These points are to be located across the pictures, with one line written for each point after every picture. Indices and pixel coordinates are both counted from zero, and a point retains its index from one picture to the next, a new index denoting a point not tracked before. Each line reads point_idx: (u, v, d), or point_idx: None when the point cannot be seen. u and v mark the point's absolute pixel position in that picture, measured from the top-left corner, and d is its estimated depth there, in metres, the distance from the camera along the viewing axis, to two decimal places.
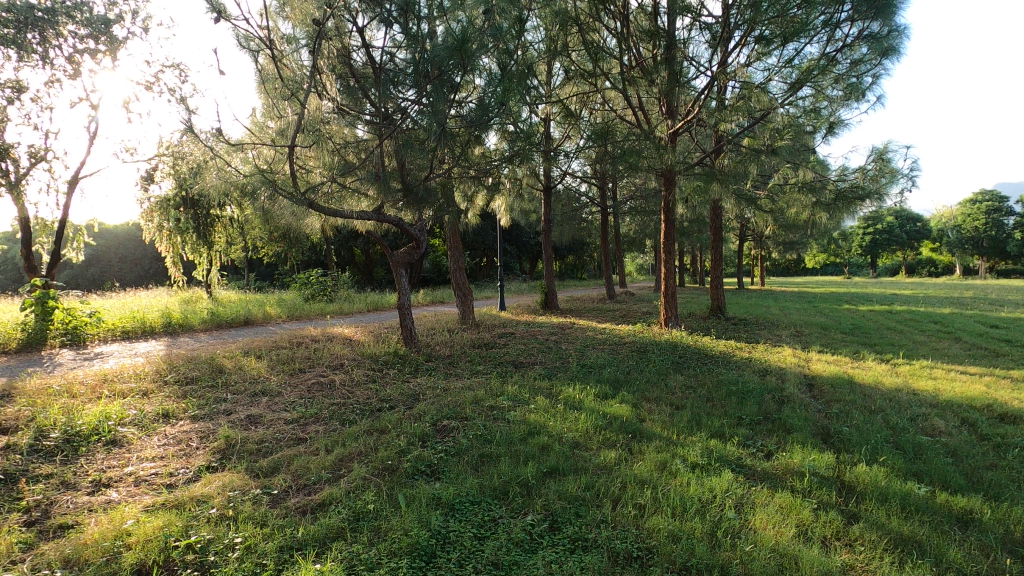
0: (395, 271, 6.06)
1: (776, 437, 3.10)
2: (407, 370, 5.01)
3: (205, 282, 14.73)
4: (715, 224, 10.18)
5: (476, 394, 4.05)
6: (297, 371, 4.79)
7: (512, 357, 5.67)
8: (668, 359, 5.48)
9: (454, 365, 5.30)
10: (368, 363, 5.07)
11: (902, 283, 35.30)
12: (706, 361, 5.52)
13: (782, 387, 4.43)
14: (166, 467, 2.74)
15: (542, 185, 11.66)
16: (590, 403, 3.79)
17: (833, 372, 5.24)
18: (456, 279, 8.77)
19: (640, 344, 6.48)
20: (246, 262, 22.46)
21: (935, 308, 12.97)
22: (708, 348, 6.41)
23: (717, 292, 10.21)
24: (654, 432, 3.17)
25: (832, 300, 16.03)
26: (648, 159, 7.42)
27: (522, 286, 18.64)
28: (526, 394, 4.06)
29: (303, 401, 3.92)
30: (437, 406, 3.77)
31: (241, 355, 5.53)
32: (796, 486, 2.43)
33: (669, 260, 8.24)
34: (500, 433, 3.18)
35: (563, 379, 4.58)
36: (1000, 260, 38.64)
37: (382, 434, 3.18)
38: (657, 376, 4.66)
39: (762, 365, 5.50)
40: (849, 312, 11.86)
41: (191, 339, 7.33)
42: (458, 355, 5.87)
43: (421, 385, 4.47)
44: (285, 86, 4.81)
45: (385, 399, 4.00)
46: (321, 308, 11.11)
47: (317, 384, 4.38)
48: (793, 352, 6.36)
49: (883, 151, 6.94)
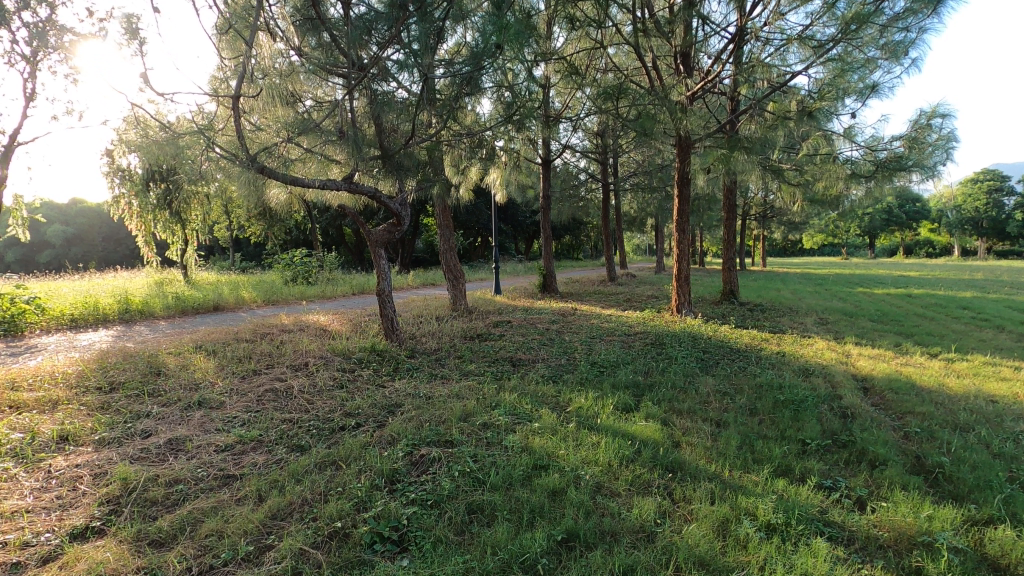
0: (373, 252, 5.20)
1: (862, 475, 2.34)
2: (385, 369, 4.22)
3: (181, 263, 13.82)
4: (728, 201, 9.37)
5: (465, 406, 3.27)
6: (250, 373, 3.98)
7: (509, 352, 4.88)
8: (691, 355, 4.71)
9: (441, 363, 4.52)
10: (338, 362, 4.27)
11: (901, 264, 34.77)
12: (734, 358, 4.76)
13: (835, 392, 3.68)
14: (21, 532, 1.93)
15: (540, 157, 10.77)
16: (608, 420, 3.01)
17: (883, 371, 4.50)
18: (447, 261, 7.94)
19: (654, 336, 5.70)
20: (229, 242, 21.54)
21: (953, 291, 12.26)
22: (731, 339, 5.65)
23: (729, 274, 9.44)
24: (699, 469, 2.40)
25: (840, 283, 15.33)
26: (662, 126, 6.56)
27: (517, 267, 17.83)
28: (527, 406, 3.28)
29: (247, 416, 3.12)
30: (416, 425, 2.98)
31: (193, 350, 4.70)
32: (928, 571, 1.67)
33: (683, 240, 7.42)
34: (496, 469, 2.40)
35: (570, 383, 3.81)
36: (999, 241, 38.18)
37: (339, 472, 2.39)
38: (682, 379, 3.90)
39: (799, 361, 4.75)
40: (865, 297, 11.15)
41: (146, 330, 6.47)
42: (447, 349, 5.07)
43: (399, 391, 3.68)
44: (232, 24, 3.91)
45: (352, 412, 3.21)
46: (301, 291, 10.28)
47: (270, 392, 3.57)
48: (828, 344, 5.61)
49: (931, 115, 6.01)
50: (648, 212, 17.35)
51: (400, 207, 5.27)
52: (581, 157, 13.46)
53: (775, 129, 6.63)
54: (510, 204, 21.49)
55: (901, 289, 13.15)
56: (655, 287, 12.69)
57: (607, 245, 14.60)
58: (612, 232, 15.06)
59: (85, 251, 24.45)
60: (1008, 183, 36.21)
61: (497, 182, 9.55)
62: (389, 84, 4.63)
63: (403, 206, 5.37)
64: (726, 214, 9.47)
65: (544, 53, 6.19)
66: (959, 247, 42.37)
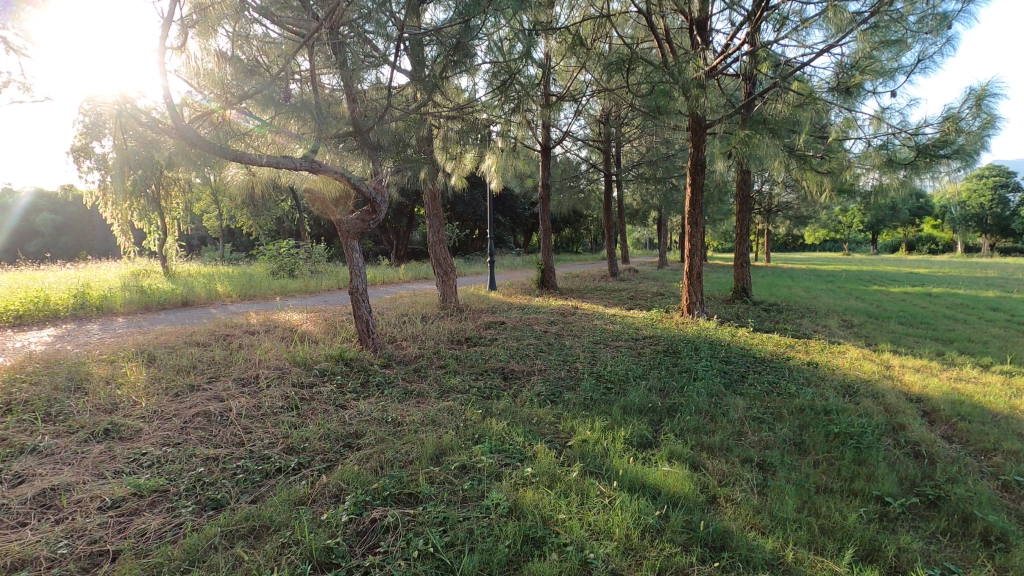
0: (345, 244, 4.50)
1: (983, 564, 1.68)
2: (352, 384, 3.55)
3: (160, 254, 13.09)
4: (741, 192, 8.69)
5: (441, 440, 2.60)
6: (187, 390, 3.29)
7: (500, 361, 4.20)
8: (712, 367, 4.04)
9: (420, 376, 3.84)
10: (297, 374, 3.60)
11: (904, 260, 34.20)
12: (761, 371, 4.10)
13: (893, 419, 3.03)
14: None
15: (539, 144, 10.05)
16: (622, 464, 2.34)
17: (936, 388, 3.84)
18: (436, 254, 7.26)
19: (666, 341, 5.04)
20: (217, 232, 20.81)
21: (971, 290, 11.63)
22: (753, 346, 4.98)
23: (742, 271, 8.78)
24: (754, 549, 1.74)
25: (850, 280, 14.70)
26: (677, 107, 5.87)
27: (515, 260, 17.15)
28: (519, 440, 2.62)
29: (160, 453, 2.44)
30: (374, 468, 2.31)
31: (130, 357, 4.00)
32: None
33: (696, 233, 6.73)
34: (471, 547, 1.73)
35: (572, 405, 3.14)
36: (1003, 237, 37.62)
37: (254, 550, 1.72)
38: (706, 400, 3.25)
39: (836, 375, 4.09)
40: (881, 296, 10.50)
41: (95, 329, 5.78)
42: (430, 357, 4.40)
43: (364, 414, 3.02)
44: None
45: (296, 447, 2.54)
46: (282, 285, 9.58)
47: (202, 415, 2.88)
48: (863, 353, 4.95)
49: (984, 92, 5.15)
50: (651, 205, 16.69)
51: (377, 194, 4.54)
52: (582, 146, 12.75)
53: (802, 109, 5.93)
54: (507, 195, 20.80)
55: (916, 287, 12.51)
56: (659, 283, 12.03)
57: (609, 238, 13.89)
58: (614, 224, 14.37)
59: (76, 241, 23.75)
60: (1015, 179, 35.59)
61: (493, 169, 8.86)
62: (365, 52, 3.97)
63: (382, 191, 4.63)
64: (739, 206, 8.78)
65: (545, 23, 5.51)
66: (962, 244, 41.82)
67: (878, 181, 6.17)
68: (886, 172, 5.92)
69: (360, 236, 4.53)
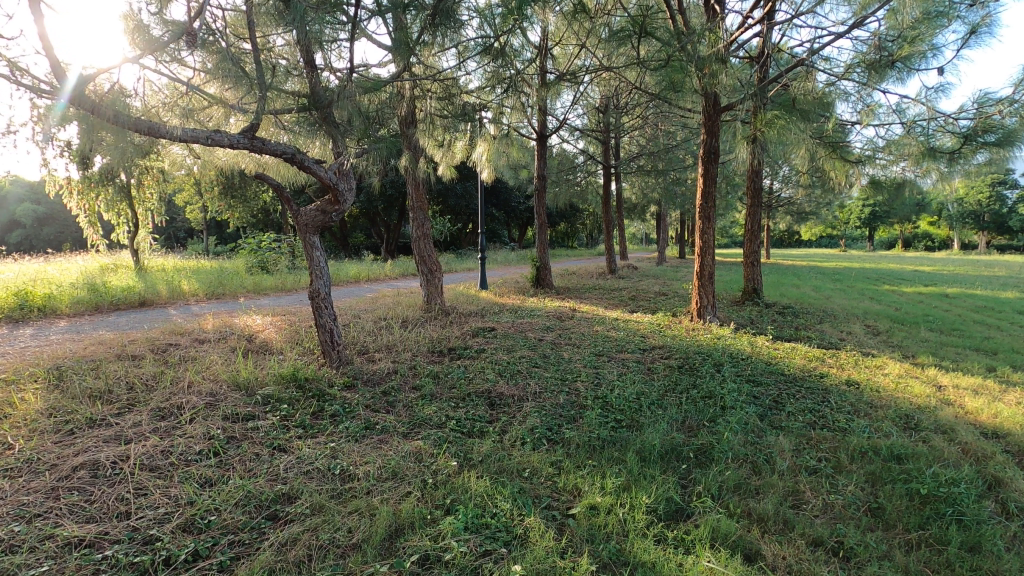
0: (303, 241, 3.78)
1: None
2: (301, 415, 2.86)
3: (131, 247, 12.29)
4: (752, 185, 8.05)
5: (399, 510, 1.93)
6: (85, 427, 2.57)
7: (487, 381, 3.53)
8: (740, 390, 3.39)
9: (388, 402, 3.17)
10: (233, 402, 2.90)
11: (899, 257, 33.89)
12: (794, 395, 3.46)
13: (982, 468, 2.39)
14: None
15: (534, 131, 9.35)
16: (646, 555, 1.67)
17: (1005, 416, 3.22)
18: (420, 250, 6.55)
19: (678, 354, 4.39)
20: (201, 224, 19.98)
21: (988, 291, 11.05)
22: (778, 360, 4.34)
23: (752, 270, 8.14)
24: None
25: (856, 279, 14.13)
26: (692, 87, 5.20)
27: (509, 256, 16.48)
28: (507, 508, 1.95)
29: (4, 533, 1.74)
30: (300, 565, 1.63)
31: (34, 376, 3.27)
32: None
33: (708, 229, 6.06)
34: None
35: (575, 449, 2.47)
36: (999, 235, 37.29)
37: None
38: (740, 440, 2.60)
39: (883, 400, 3.45)
40: (895, 297, 9.87)
41: (27, 335, 5.05)
42: (404, 376, 3.73)
43: (306, 462, 2.33)
44: None
45: (196, 524, 1.84)
46: (255, 282, 8.85)
47: (89, 468, 2.18)
48: (905, 369, 4.32)
49: None
50: (650, 199, 16.04)
51: (339, 179, 3.80)
52: (579, 136, 12.08)
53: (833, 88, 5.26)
54: (501, 187, 20.12)
55: (928, 287, 11.93)
56: (660, 282, 11.37)
57: (607, 233, 13.20)
58: (612, 219, 13.70)
59: (58, 232, 22.83)
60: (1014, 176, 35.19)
61: (484, 158, 8.16)
62: (337, 23, 3.41)
63: (348, 178, 3.91)
64: (748, 200, 8.10)
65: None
66: (959, 241, 41.50)
67: (908, 173, 5.38)
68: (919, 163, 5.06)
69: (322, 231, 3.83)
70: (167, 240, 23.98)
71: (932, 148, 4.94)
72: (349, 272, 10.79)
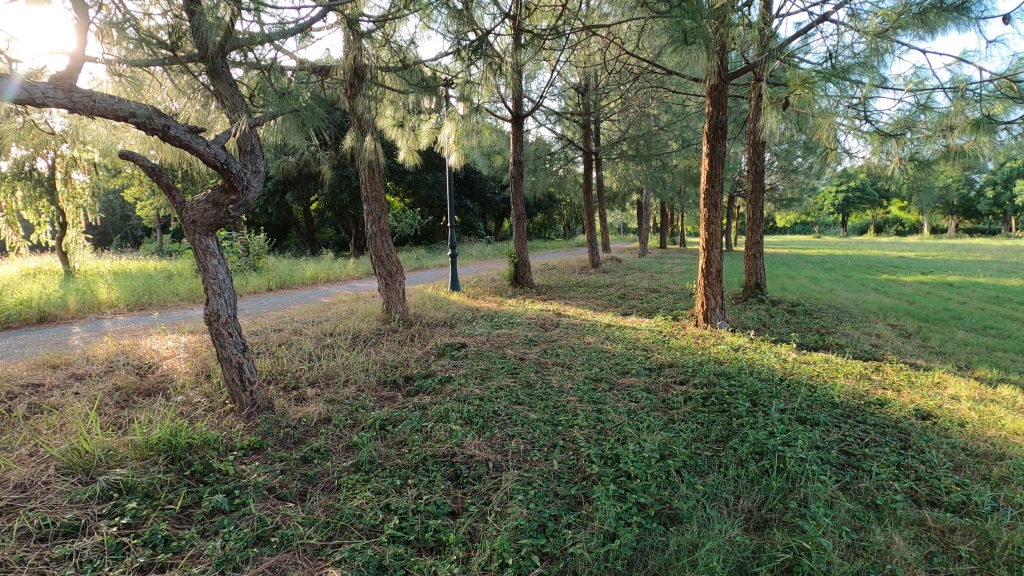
0: (193, 244, 2.68)
1: None
2: (157, 519, 1.84)
3: (61, 250, 10.92)
4: (753, 168, 7.21)
5: None
6: None
7: (451, 434, 2.56)
8: (798, 438, 2.48)
9: (306, 479, 2.19)
10: (50, 501, 1.86)
11: (873, 243, 33.97)
12: (866, 443, 2.57)
13: None
14: None
15: (509, 111, 8.39)
16: None
17: None
18: (376, 249, 5.49)
19: (695, 377, 3.48)
20: (152, 221, 18.46)
21: (990, 278, 10.49)
22: (819, 382, 3.46)
23: (753, 263, 7.33)
24: None
25: (846, 267, 13.53)
26: (703, 46, 4.26)
27: (485, 250, 15.50)
28: None
29: None
30: None
31: None
32: None
33: (716, 219, 5.15)
34: None
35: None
36: (968, 218, 37.83)
37: None
38: (838, 548, 1.68)
39: (979, 444, 2.60)
40: (899, 287, 9.18)
41: None
42: (336, 428, 2.73)
43: None
44: None
45: None
46: (192, 288, 7.66)
47: None
48: (972, 389, 3.50)
49: None
50: (632, 187, 15.21)
51: (233, 160, 2.56)
52: (557, 120, 11.14)
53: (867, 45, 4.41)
54: (475, 177, 19.13)
55: (926, 275, 11.35)
56: (648, 275, 10.51)
57: (589, 224, 12.29)
58: (594, 209, 12.79)
59: None
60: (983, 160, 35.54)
61: (452, 140, 7.10)
62: None
63: (257, 158, 2.73)
64: (748, 185, 7.26)
65: None
66: (931, 225, 41.93)
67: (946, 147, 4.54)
68: (961, 138, 4.22)
69: (221, 231, 2.73)
70: (119, 238, 22.32)
71: (988, 117, 4.07)
72: (306, 272, 9.69)
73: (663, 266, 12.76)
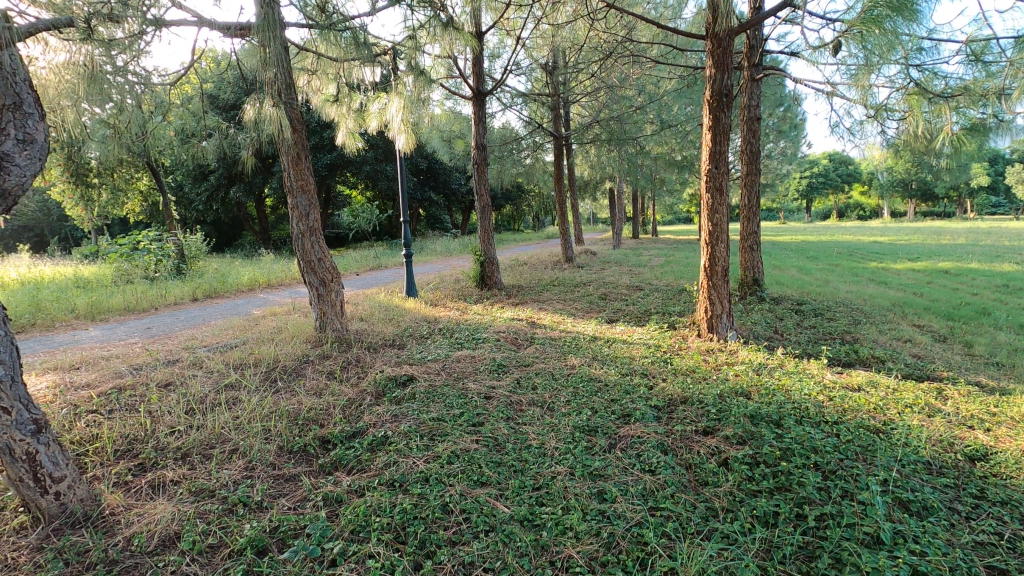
0: None
1: None
2: None
3: None
4: (748, 149, 6.34)
5: None
6: None
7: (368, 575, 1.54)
8: (925, 556, 1.55)
9: None
10: None
11: (838, 229, 34.11)
12: (1014, 549, 1.67)
13: None
14: None
15: (471, 87, 7.34)
16: None
17: None
18: (304, 254, 4.36)
19: (726, 426, 2.52)
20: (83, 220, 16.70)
21: (980, 264, 9.99)
22: (888, 425, 2.56)
23: (751, 256, 6.48)
24: None
25: (827, 255, 12.96)
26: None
27: (449, 246, 14.38)
28: None
29: None
30: None
31: None
32: None
33: (720, 207, 4.24)
34: None
35: None
36: (928, 202, 38.45)
37: None
38: None
39: None
40: (896, 276, 8.51)
41: None
42: (184, 557, 1.69)
43: None
44: None
45: None
46: (93, 299, 6.37)
47: None
48: None
49: None
50: (604, 175, 14.33)
51: None
52: (524, 102, 10.14)
53: None
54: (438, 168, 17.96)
55: (914, 262, 10.80)
56: (627, 270, 9.63)
57: (561, 215, 11.34)
58: (566, 199, 11.85)
59: None
60: None
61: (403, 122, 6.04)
62: None
63: (30, 122, 1.65)
64: (742, 169, 6.35)
65: None
66: (891, 209, 42.64)
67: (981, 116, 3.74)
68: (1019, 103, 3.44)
69: None
70: (57, 241, 20.48)
71: None
72: (243, 277, 8.46)
73: (641, 258, 11.91)
